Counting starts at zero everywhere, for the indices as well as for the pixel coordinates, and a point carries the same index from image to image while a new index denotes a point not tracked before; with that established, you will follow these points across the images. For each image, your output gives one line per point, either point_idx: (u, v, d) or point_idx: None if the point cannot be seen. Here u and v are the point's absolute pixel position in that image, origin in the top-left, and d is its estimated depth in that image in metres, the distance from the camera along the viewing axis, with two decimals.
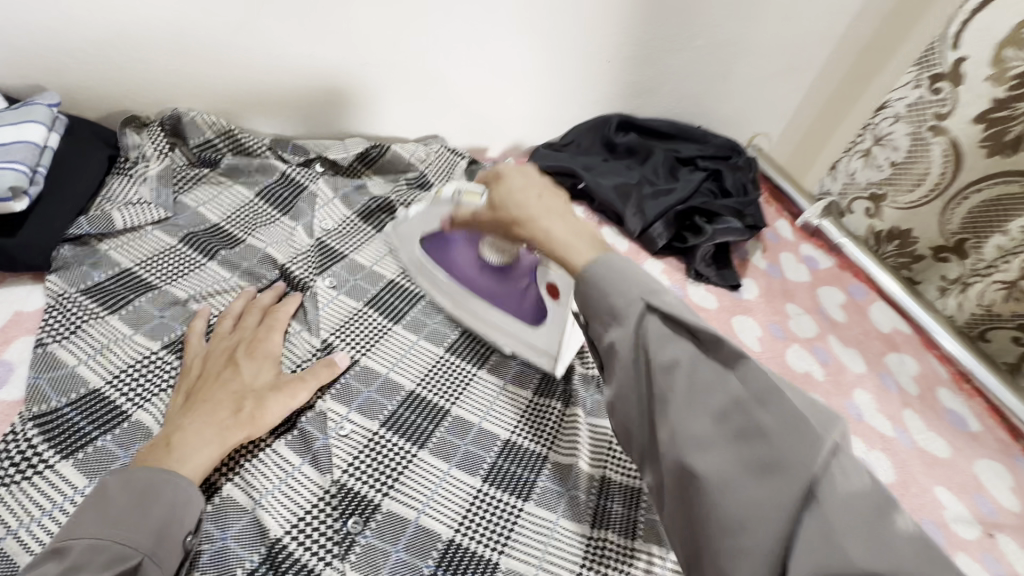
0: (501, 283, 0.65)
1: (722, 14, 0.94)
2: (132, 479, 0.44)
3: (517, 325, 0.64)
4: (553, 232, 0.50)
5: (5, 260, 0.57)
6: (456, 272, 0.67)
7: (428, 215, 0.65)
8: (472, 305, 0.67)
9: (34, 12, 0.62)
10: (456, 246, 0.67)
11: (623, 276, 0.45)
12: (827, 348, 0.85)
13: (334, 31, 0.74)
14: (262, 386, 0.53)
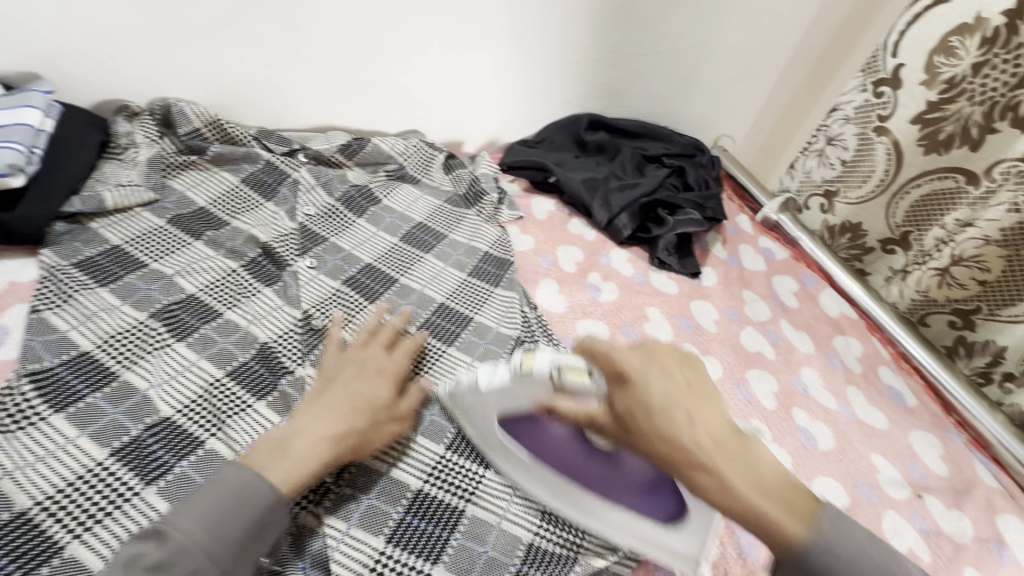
0: (612, 470, 0.56)
1: (684, 23, 1.01)
2: (226, 484, 0.44)
3: (646, 524, 0.54)
4: (740, 490, 0.43)
5: (3, 232, 0.61)
6: (548, 455, 0.57)
7: (517, 392, 0.52)
8: (574, 496, 0.56)
9: (34, 4, 0.66)
10: (548, 432, 0.56)
11: (830, 541, 0.42)
12: (778, 330, 0.91)
13: (318, 29, 0.80)
14: (383, 404, 0.55)
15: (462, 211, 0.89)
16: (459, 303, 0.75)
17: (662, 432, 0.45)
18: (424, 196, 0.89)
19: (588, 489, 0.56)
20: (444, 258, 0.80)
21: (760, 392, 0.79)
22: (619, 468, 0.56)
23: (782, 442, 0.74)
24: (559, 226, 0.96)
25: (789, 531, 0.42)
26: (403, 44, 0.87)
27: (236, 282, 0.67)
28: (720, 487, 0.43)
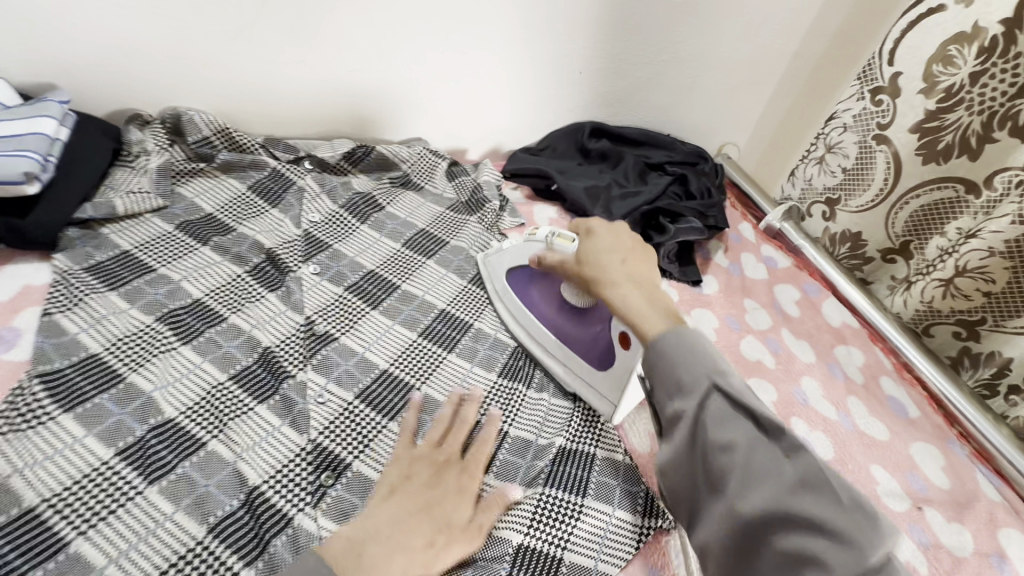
0: (578, 324, 0.71)
1: (685, 32, 1.02)
2: (324, 565, 0.42)
3: (581, 364, 0.69)
4: (625, 300, 0.54)
5: (16, 236, 0.62)
6: (534, 305, 0.74)
7: (520, 251, 0.75)
8: (544, 336, 0.73)
9: (51, 17, 0.69)
10: (536, 289, 0.75)
11: (684, 345, 0.47)
12: (779, 339, 0.91)
13: (323, 40, 0.82)
14: (458, 521, 0.51)
15: (464, 218, 0.90)
16: (460, 310, 0.76)
17: (590, 259, 0.61)
18: (426, 203, 0.91)
19: (554, 336, 0.72)
20: (444, 264, 0.81)
21: None
22: (582, 325, 0.70)
23: None
24: None
25: (647, 332, 0.50)
26: (407, 55, 0.89)
27: (241, 287, 0.69)
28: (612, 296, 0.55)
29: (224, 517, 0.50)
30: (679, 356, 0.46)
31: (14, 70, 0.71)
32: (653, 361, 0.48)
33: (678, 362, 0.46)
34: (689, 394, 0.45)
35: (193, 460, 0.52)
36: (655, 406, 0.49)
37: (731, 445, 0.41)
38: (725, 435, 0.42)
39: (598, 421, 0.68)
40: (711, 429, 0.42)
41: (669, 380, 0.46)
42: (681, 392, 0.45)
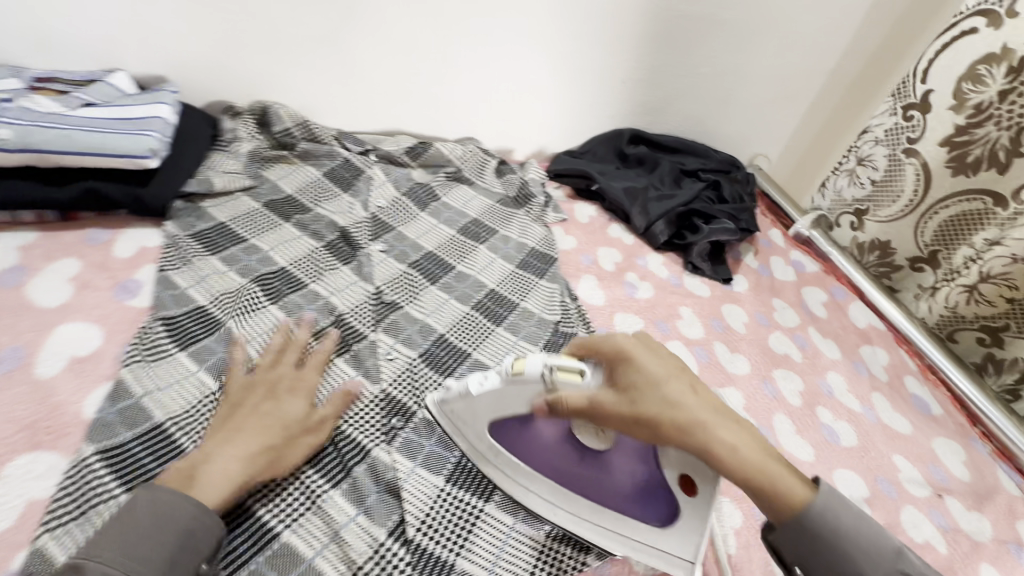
0: (601, 474, 0.54)
1: (723, 48, 1.09)
2: (158, 501, 0.43)
3: (632, 525, 0.53)
4: (752, 463, 0.46)
5: (137, 205, 0.71)
6: (541, 461, 0.55)
7: (507, 393, 0.52)
8: (561, 500, 0.55)
9: (170, 19, 0.79)
10: (535, 432, 0.55)
11: (839, 508, 0.46)
12: (806, 336, 0.95)
13: (393, 45, 0.91)
14: (297, 422, 0.54)
15: (512, 210, 0.98)
16: (508, 290, 0.83)
17: (660, 406, 0.48)
18: (477, 196, 0.98)
19: (582, 496, 0.54)
20: (495, 250, 0.89)
21: (785, 389, 0.84)
22: (611, 476, 0.53)
23: (806, 435, 0.78)
24: (600, 229, 1.04)
25: (801, 499, 0.46)
26: (466, 60, 0.97)
27: (318, 258, 0.77)
28: (736, 467, 0.46)
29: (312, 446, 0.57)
30: (849, 542, 0.45)
31: (135, 63, 0.82)
32: (823, 542, 0.45)
33: (851, 539, 0.45)
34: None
35: None
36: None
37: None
38: None
39: None
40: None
41: (834, 564, 0.45)
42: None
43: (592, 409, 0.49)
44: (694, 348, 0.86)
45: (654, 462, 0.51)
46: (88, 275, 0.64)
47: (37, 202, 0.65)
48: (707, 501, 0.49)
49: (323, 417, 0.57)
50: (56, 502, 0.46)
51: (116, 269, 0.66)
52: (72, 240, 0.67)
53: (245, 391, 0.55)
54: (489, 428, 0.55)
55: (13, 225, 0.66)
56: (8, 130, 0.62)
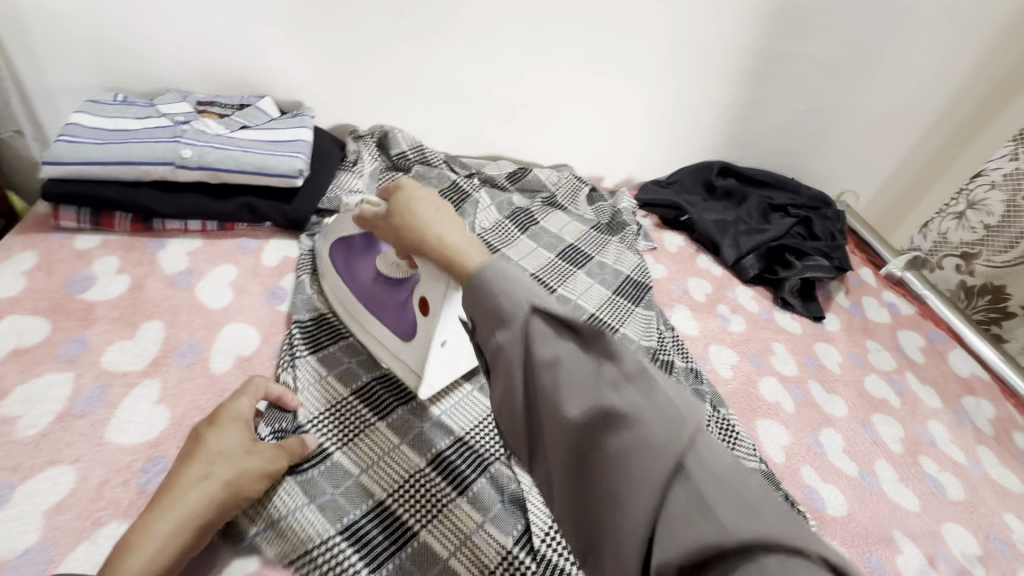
0: (390, 298, 0.63)
1: (825, 85, 1.09)
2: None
3: (392, 340, 0.64)
4: (438, 239, 0.48)
5: (284, 220, 0.78)
6: (356, 281, 0.66)
7: (340, 222, 0.65)
8: (362, 314, 0.66)
9: (318, 53, 0.88)
10: (359, 263, 0.66)
11: (496, 272, 0.41)
12: (904, 381, 0.93)
13: (503, 76, 0.97)
14: (230, 451, 0.50)
15: (606, 237, 1.01)
16: (607, 315, 0.86)
17: (400, 211, 0.52)
18: (572, 221, 1.02)
19: (374, 313, 0.65)
20: (591, 275, 0.92)
21: (885, 435, 0.82)
22: (392, 298, 0.63)
23: (909, 484, 0.76)
24: (688, 260, 1.05)
25: (467, 268, 0.44)
26: (571, 92, 1.02)
27: None
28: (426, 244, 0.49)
29: (439, 454, 0.61)
30: (500, 280, 0.40)
31: (280, 90, 0.91)
32: (473, 295, 0.41)
33: (496, 291, 0.39)
34: (510, 323, 0.37)
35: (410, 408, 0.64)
36: (480, 344, 0.40)
37: (556, 363, 0.36)
38: (554, 356, 0.36)
39: (734, 428, 0.73)
40: (538, 345, 0.36)
41: (490, 309, 0.39)
42: (501, 321, 0.38)
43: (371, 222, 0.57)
44: (789, 385, 0.85)
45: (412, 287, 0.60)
46: (243, 281, 0.71)
47: (205, 213, 0.73)
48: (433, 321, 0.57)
49: (268, 446, 0.53)
50: None
51: (266, 276, 0.73)
52: (230, 248, 0.75)
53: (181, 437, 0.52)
54: (330, 250, 0.69)
55: (183, 232, 0.75)
56: (190, 150, 0.70)
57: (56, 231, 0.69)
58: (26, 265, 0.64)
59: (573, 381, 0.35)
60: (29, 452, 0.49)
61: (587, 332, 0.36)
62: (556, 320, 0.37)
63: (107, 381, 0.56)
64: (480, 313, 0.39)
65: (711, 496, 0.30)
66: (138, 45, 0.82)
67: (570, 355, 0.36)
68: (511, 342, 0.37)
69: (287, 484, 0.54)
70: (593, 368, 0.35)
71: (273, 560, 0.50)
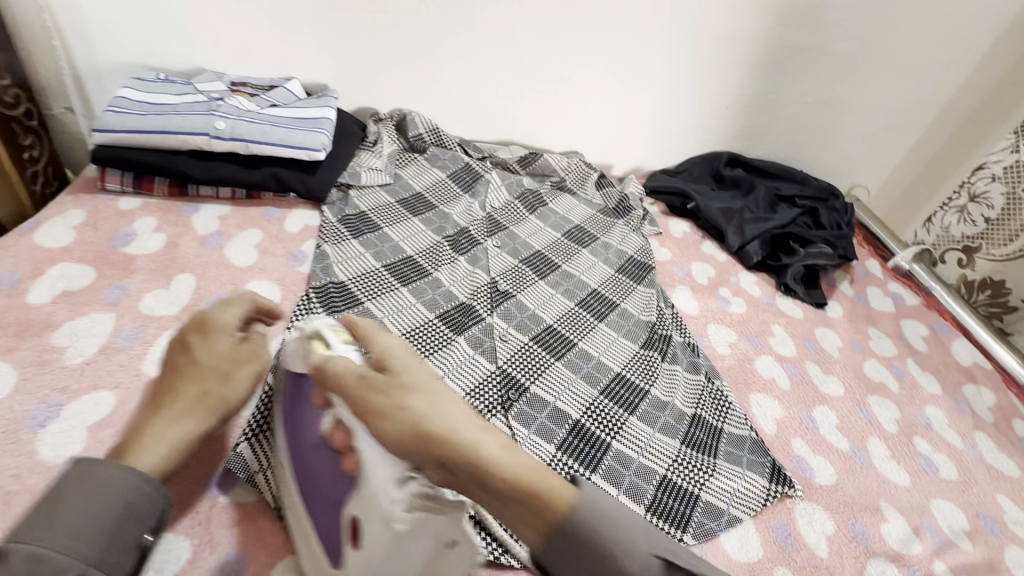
0: (330, 476, 0.49)
1: (835, 77, 1.11)
2: (90, 474, 0.41)
3: (317, 549, 0.49)
4: (492, 466, 0.40)
5: (306, 191, 0.83)
6: (296, 446, 0.52)
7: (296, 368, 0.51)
8: (290, 489, 0.52)
9: (342, 37, 0.94)
10: (305, 425, 0.52)
11: (602, 515, 0.39)
12: (904, 367, 0.94)
13: (517, 65, 1.02)
14: (223, 361, 0.52)
15: (612, 220, 1.04)
16: (609, 291, 0.89)
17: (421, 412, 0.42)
18: (580, 205, 1.06)
19: (307, 508, 0.50)
20: (596, 255, 0.95)
21: (881, 415, 0.83)
22: (322, 493, 0.49)
23: (902, 462, 0.77)
24: (693, 245, 1.08)
25: (551, 504, 0.39)
26: (582, 81, 1.06)
27: (439, 251, 0.86)
28: (470, 466, 0.40)
29: None
30: (601, 524, 0.39)
31: (307, 73, 0.98)
32: (556, 551, 0.39)
33: (602, 534, 0.38)
34: None
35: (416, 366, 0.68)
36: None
37: None
38: None
39: (727, 399, 0.76)
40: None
41: (590, 574, 0.38)
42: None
43: (342, 380, 0.45)
44: (786, 364, 0.87)
45: (347, 484, 0.47)
46: (267, 244, 0.77)
47: (235, 181, 0.79)
48: (369, 555, 0.44)
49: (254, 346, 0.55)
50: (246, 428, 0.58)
51: (288, 241, 0.79)
52: (256, 214, 0.81)
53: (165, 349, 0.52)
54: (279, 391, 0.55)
55: (214, 198, 0.81)
56: (223, 122, 0.76)
57: (102, 193, 0.76)
58: (75, 220, 0.71)
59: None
60: (75, 377, 0.55)
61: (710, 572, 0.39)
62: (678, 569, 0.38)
63: (144, 322, 0.62)
64: (586, 574, 0.38)
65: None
66: (180, 27, 0.89)
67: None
68: None
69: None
70: None
71: None
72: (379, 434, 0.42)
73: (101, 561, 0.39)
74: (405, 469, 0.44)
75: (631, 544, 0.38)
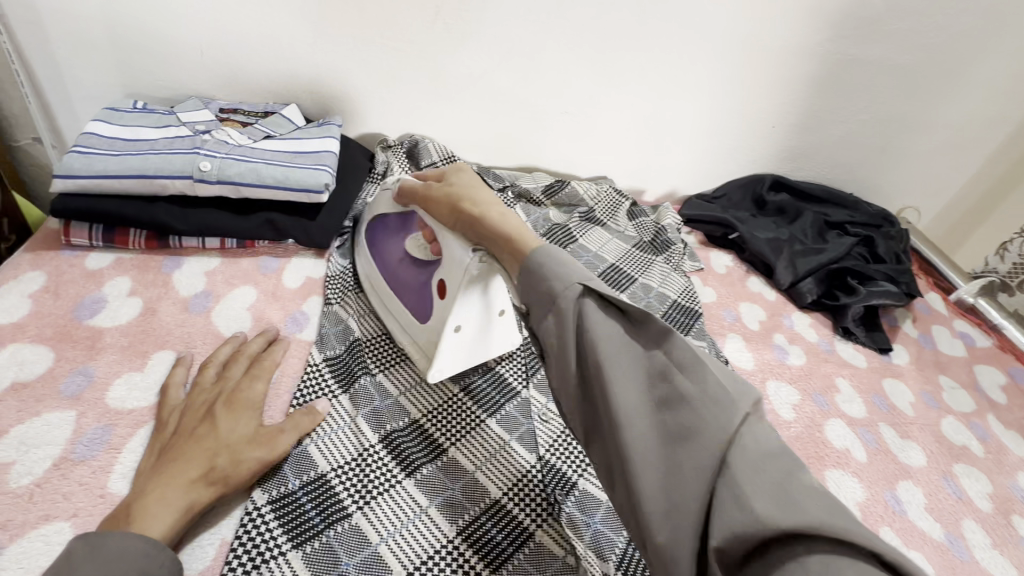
0: (412, 278, 0.63)
1: (892, 94, 1.00)
2: (102, 546, 0.39)
3: (407, 320, 0.63)
4: (500, 223, 0.52)
5: (307, 239, 0.72)
6: (382, 259, 0.66)
7: (378, 200, 0.68)
8: (383, 293, 0.66)
9: (346, 58, 0.83)
10: (388, 241, 0.66)
11: (561, 258, 0.47)
12: (986, 426, 0.83)
13: (541, 83, 0.91)
14: (239, 440, 0.49)
15: (650, 257, 0.93)
16: None
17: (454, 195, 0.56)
18: (613, 239, 0.94)
19: (401, 300, 0.64)
20: (636, 299, 0.85)
21: (971, 489, 0.72)
22: (412, 275, 0.62)
23: (1004, 551, 0.66)
24: (738, 282, 0.97)
25: (525, 243, 0.49)
26: (612, 102, 0.95)
27: None
28: (483, 223, 0.53)
29: (469, 522, 0.52)
30: (553, 264, 0.47)
31: (307, 97, 0.86)
32: (525, 277, 0.48)
33: (548, 273, 0.46)
34: (562, 301, 0.45)
35: (439, 462, 0.56)
36: (531, 321, 0.48)
37: (605, 339, 0.43)
38: (602, 330, 0.43)
39: None
40: (590, 324, 0.44)
41: (543, 293, 0.46)
42: (552, 300, 0.45)
43: (421, 196, 0.59)
44: (859, 429, 0.76)
45: (433, 261, 0.60)
46: (262, 305, 0.66)
47: (223, 229, 0.68)
48: (448, 304, 0.57)
49: (275, 432, 0.51)
50: (232, 559, 0.46)
51: (286, 299, 0.67)
52: (249, 268, 0.70)
53: (187, 410, 0.51)
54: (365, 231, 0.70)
55: (201, 250, 0.69)
56: (209, 162, 0.65)
57: (68, 249, 0.65)
58: (34, 286, 0.60)
59: (624, 355, 0.42)
60: (20, 506, 0.44)
61: (640, 319, 0.43)
62: (604, 302, 0.44)
63: (112, 420, 0.51)
64: (539, 295, 0.46)
65: (749, 475, 0.36)
66: (160, 51, 0.78)
67: (621, 338, 0.43)
68: (561, 317, 0.45)
69: (293, 558, 0.47)
70: (641, 352, 0.42)
71: None
72: (444, 220, 0.57)
73: None
74: (468, 240, 0.55)
75: (574, 275, 0.46)
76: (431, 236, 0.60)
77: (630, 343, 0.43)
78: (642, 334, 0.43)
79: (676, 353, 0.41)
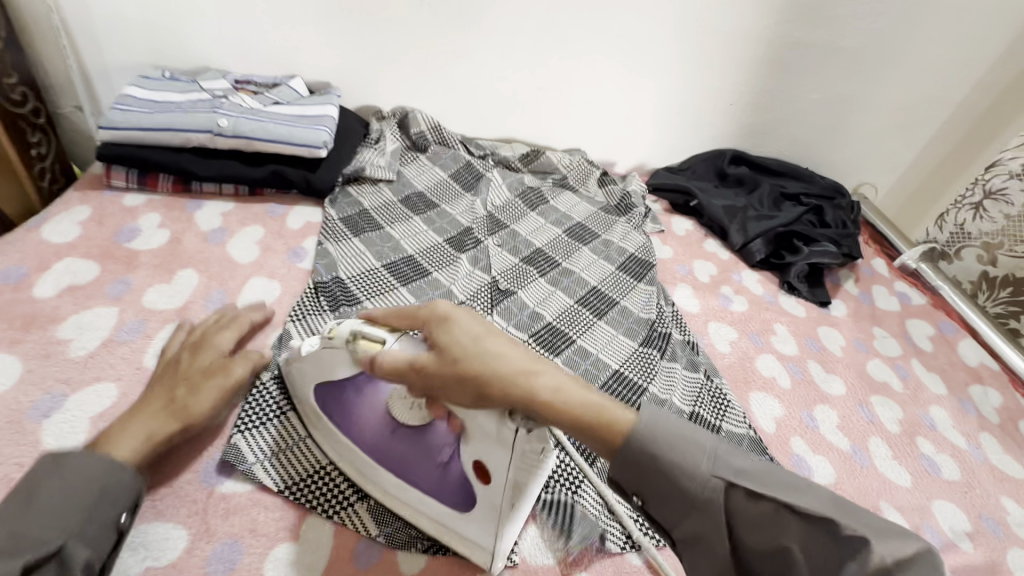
0: (420, 450, 0.53)
1: (840, 74, 1.10)
2: (62, 464, 0.44)
3: (439, 507, 0.53)
4: (563, 406, 0.42)
5: (308, 188, 0.84)
6: (366, 435, 0.55)
7: (331, 360, 0.53)
8: (385, 476, 0.55)
9: (344, 36, 0.95)
10: (366, 409, 0.55)
11: (663, 436, 0.43)
12: (908, 367, 0.93)
13: (517, 62, 1.02)
14: (200, 374, 0.56)
15: (613, 218, 1.04)
16: (610, 288, 0.89)
17: (469, 373, 0.43)
18: (582, 202, 1.05)
19: (417, 485, 0.53)
20: (597, 252, 0.95)
21: (884, 416, 0.83)
22: (425, 454, 0.53)
23: (903, 462, 0.77)
24: (696, 243, 1.07)
25: (617, 430, 0.43)
26: (583, 80, 1.06)
27: (442, 251, 0.85)
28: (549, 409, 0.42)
29: None
30: (670, 452, 0.42)
31: (311, 71, 0.98)
32: (639, 470, 0.43)
33: (674, 471, 0.42)
34: (706, 509, 0.42)
35: None
36: (657, 514, 0.45)
37: (775, 546, 0.39)
38: (767, 537, 0.40)
39: (726, 397, 0.76)
40: (745, 531, 0.41)
41: (665, 487, 0.43)
42: (696, 506, 0.42)
43: (414, 374, 0.45)
44: (788, 363, 0.86)
45: (453, 442, 0.50)
46: (269, 240, 0.78)
47: (236, 177, 0.80)
48: (501, 492, 0.47)
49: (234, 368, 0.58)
50: (243, 417, 0.59)
51: (289, 237, 0.79)
52: (258, 211, 0.82)
53: (165, 359, 0.58)
54: (317, 394, 0.57)
55: (217, 195, 0.82)
56: (226, 120, 0.77)
57: (108, 189, 0.78)
58: (82, 216, 0.73)
59: (815, 566, 0.38)
60: (79, 368, 0.57)
61: (799, 509, 0.39)
62: (754, 495, 0.40)
63: (146, 316, 0.63)
64: (656, 488, 0.43)
65: None
66: (185, 28, 0.90)
67: (789, 537, 0.39)
68: (712, 528, 0.42)
69: (293, 419, 0.61)
70: (814, 550, 0.38)
71: (269, 487, 0.55)
72: (467, 405, 0.44)
73: (81, 535, 0.42)
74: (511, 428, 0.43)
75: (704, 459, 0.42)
76: (449, 414, 0.48)
77: (801, 541, 0.38)
78: (806, 523, 0.38)
79: (853, 536, 0.37)
